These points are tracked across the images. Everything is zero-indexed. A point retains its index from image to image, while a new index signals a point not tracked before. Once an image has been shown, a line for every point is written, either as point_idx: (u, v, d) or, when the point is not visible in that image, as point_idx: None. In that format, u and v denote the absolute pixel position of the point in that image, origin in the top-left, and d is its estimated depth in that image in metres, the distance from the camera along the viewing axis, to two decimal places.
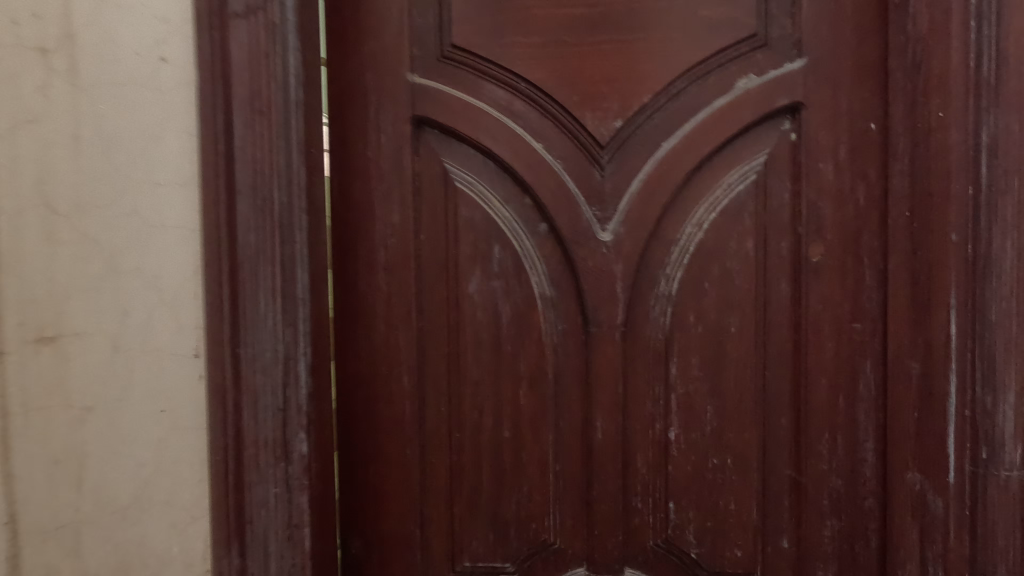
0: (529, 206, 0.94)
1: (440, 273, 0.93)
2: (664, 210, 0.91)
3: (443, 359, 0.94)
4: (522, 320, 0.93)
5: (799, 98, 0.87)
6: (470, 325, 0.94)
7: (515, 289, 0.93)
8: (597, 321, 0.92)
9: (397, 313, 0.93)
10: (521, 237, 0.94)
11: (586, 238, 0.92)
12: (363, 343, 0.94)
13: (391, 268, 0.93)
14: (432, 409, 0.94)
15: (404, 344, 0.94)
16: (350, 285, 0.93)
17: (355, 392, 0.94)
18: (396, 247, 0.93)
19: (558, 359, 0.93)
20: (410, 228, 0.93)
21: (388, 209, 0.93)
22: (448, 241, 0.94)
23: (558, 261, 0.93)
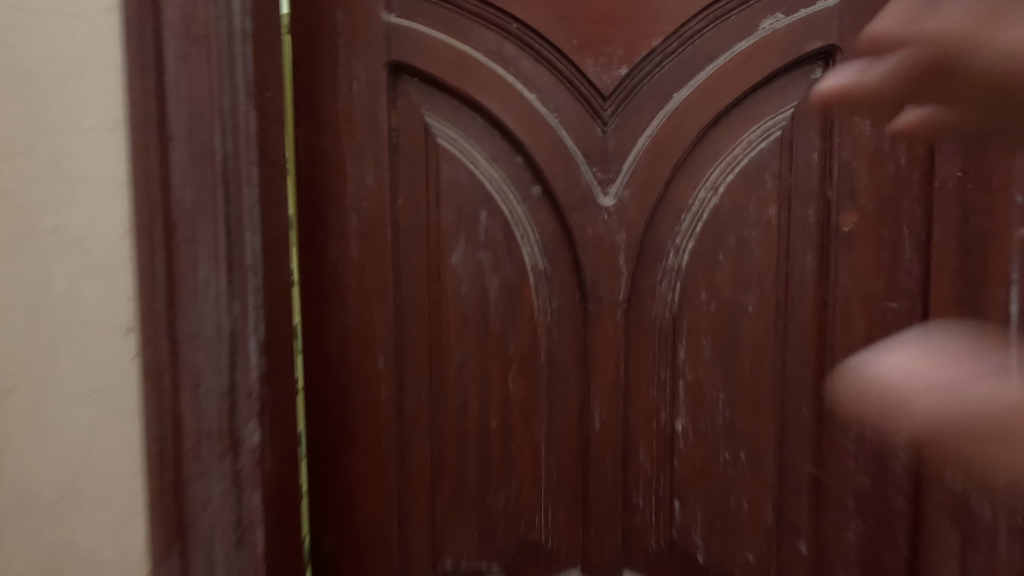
0: (521, 167, 0.83)
1: (420, 242, 0.83)
2: (675, 172, 0.80)
3: (423, 339, 0.84)
4: (511, 296, 0.82)
5: (833, 41, 0.76)
6: (453, 301, 0.83)
7: (503, 261, 0.82)
8: (595, 298, 0.81)
9: (371, 287, 0.83)
10: (512, 202, 0.83)
11: (585, 204, 0.81)
12: (334, 321, 0.84)
13: (364, 237, 0.83)
14: (411, 395, 0.85)
15: (379, 322, 0.84)
16: (319, 255, 0.83)
17: (325, 375, 0.84)
18: (370, 212, 0.82)
19: (551, 341, 0.83)
20: (385, 191, 0.82)
21: (361, 169, 0.82)
22: (429, 207, 0.83)
23: (553, 230, 0.82)
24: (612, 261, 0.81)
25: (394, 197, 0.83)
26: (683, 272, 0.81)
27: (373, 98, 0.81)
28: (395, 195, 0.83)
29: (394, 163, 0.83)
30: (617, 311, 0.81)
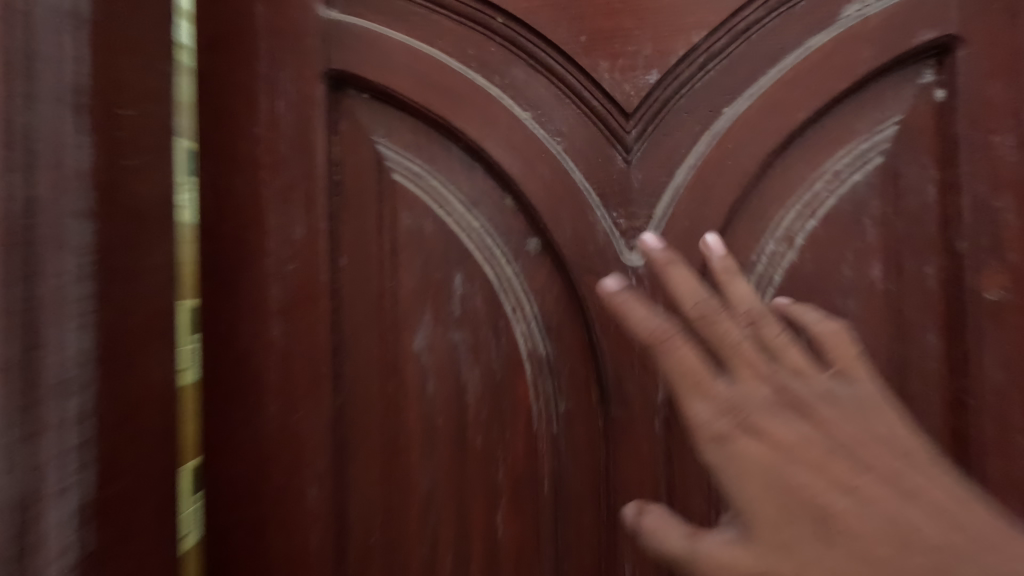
0: (510, 211, 0.59)
1: (371, 319, 0.59)
2: (729, 216, 0.57)
3: (375, 456, 0.59)
4: (500, 395, 0.58)
5: (952, 30, 0.53)
6: (417, 402, 0.59)
7: (488, 345, 0.58)
8: (620, 398, 0.56)
9: (300, 383, 0.59)
10: (499, 260, 0.59)
11: (603, 262, 0.57)
12: (246, 433, 0.59)
13: (291, 313, 0.59)
14: (358, 534, 0.60)
15: (312, 432, 0.59)
16: (229, 338, 0.59)
17: (235, 509, 0.59)
18: (299, 279, 0.59)
19: (556, 458, 0.58)
20: (321, 249, 0.59)
21: (287, 219, 0.59)
22: (382, 269, 0.59)
23: (558, 299, 0.58)
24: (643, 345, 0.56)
25: (335, 256, 0.60)
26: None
27: (305, 121, 0.59)
28: (336, 254, 0.60)
29: (335, 210, 0.60)
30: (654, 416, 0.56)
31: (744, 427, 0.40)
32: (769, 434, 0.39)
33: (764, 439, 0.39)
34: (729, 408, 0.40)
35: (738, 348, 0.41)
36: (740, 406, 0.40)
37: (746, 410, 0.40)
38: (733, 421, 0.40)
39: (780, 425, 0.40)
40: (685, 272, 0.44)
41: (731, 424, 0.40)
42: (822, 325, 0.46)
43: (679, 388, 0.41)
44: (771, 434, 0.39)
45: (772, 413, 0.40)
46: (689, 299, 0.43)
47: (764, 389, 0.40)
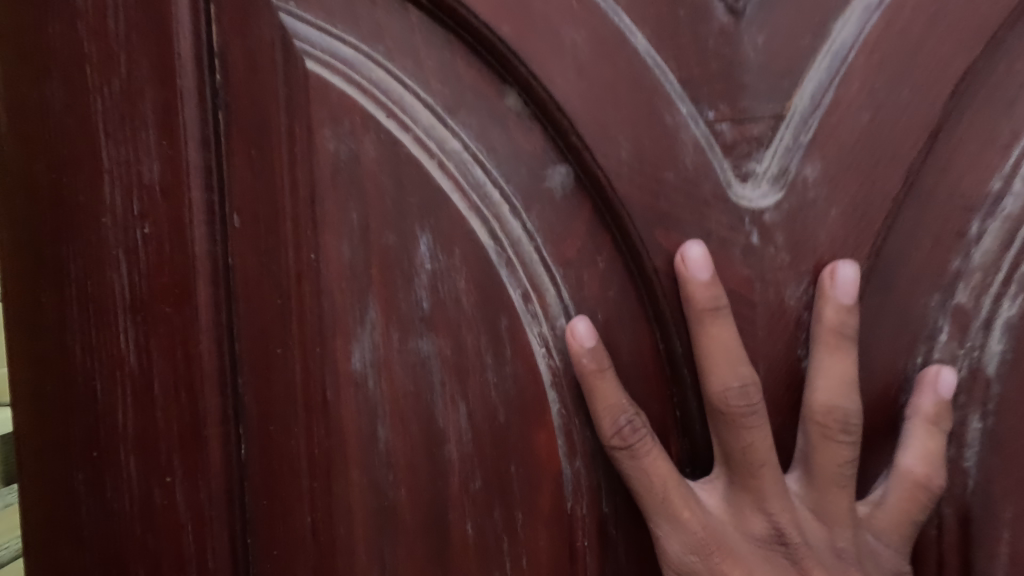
0: (515, 121, 0.33)
1: (278, 321, 0.34)
2: (947, 104, 0.29)
3: (297, 556, 0.34)
4: (506, 455, 0.32)
5: None
6: (361, 467, 0.33)
7: (481, 365, 0.32)
8: (731, 467, 0.29)
9: (169, 430, 0.35)
10: (497, 211, 0.33)
11: (693, 207, 0.30)
12: (87, 512, 0.36)
13: (149, 313, 0.34)
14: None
15: (192, 514, 0.35)
16: (53, 354, 0.35)
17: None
18: (155, 255, 0.34)
19: (609, 562, 0.33)
20: (190, 200, 0.34)
21: (131, 149, 0.34)
22: (294, 236, 0.33)
23: (606, 278, 0.32)
24: (773, 362, 0.29)
25: (217, 214, 0.34)
26: (966, 379, 0.30)
27: None
28: (221, 210, 0.34)
29: (217, 131, 0.34)
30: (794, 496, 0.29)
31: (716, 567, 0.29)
32: None
33: None
34: (701, 546, 0.29)
35: (749, 469, 0.29)
36: (718, 544, 0.29)
37: (722, 553, 0.29)
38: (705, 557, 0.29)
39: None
40: (731, 335, 0.29)
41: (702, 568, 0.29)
42: (928, 447, 0.29)
43: (646, 507, 0.30)
44: None
45: (756, 561, 0.29)
46: (716, 379, 0.29)
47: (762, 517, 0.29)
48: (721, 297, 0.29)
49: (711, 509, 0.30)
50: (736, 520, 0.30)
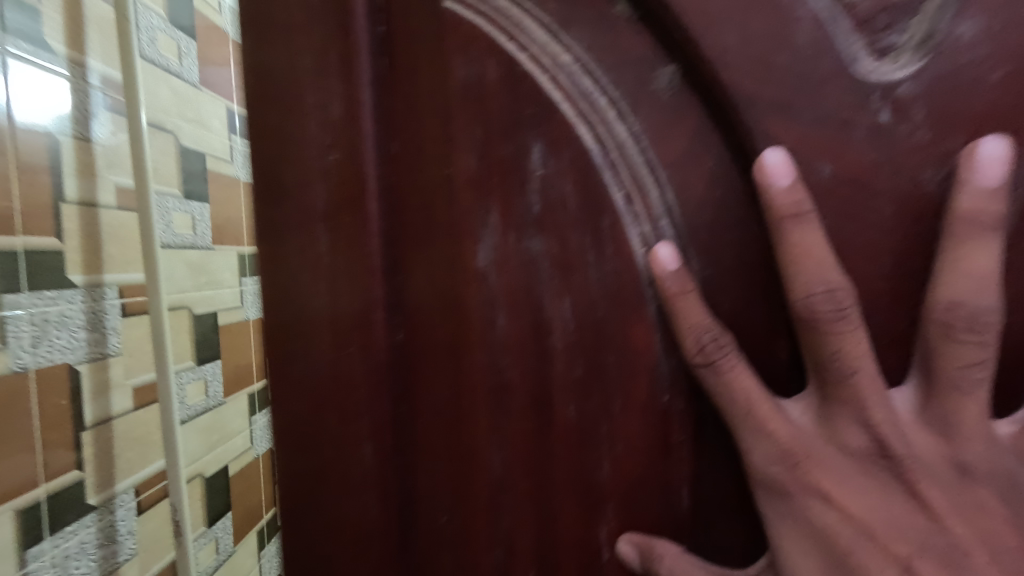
0: (625, 27, 0.34)
1: (422, 226, 0.40)
2: None
3: (434, 420, 0.41)
4: (601, 347, 0.36)
5: None
6: (483, 350, 0.39)
7: (584, 263, 0.35)
8: (826, 377, 0.28)
9: (347, 313, 0.42)
10: (603, 116, 0.34)
11: (810, 90, 0.28)
12: (302, 364, 0.42)
13: (338, 222, 0.41)
14: (425, 529, 0.42)
15: (364, 380, 0.42)
16: (278, 253, 0.42)
17: (302, 448, 0.43)
18: (340, 166, 0.41)
19: (700, 456, 0.35)
20: (363, 127, 0.40)
21: (324, 93, 0.41)
22: (437, 157, 0.39)
23: (712, 176, 0.33)
24: (887, 265, 0.28)
25: (383, 141, 0.40)
26: None
27: None
28: (381, 134, 0.40)
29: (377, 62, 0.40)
30: (906, 409, 0.28)
31: (801, 477, 0.29)
32: (841, 502, 0.29)
33: (835, 508, 0.28)
34: (787, 457, 0.29)
35: (842, 377, 0.28)
36: (804, 455, 0.29)
37: (811, 464, 0.29)
38: (791, 467, 0.29)
39: (856, 494, 0.29)
40: (818, 240, 0.27)
41: (786, 477, 0.29)
42: None
43: (729, 419, 0.30)
44: (843, 504, 0.29)
45: (852, 473, 0.29)
46: (796, 285, 0.28)
47: (864, 434, 0.28)
48: (805, 202, 0.27)
49: (799, 421, 0.30)
50: (835, 437, 0.29)
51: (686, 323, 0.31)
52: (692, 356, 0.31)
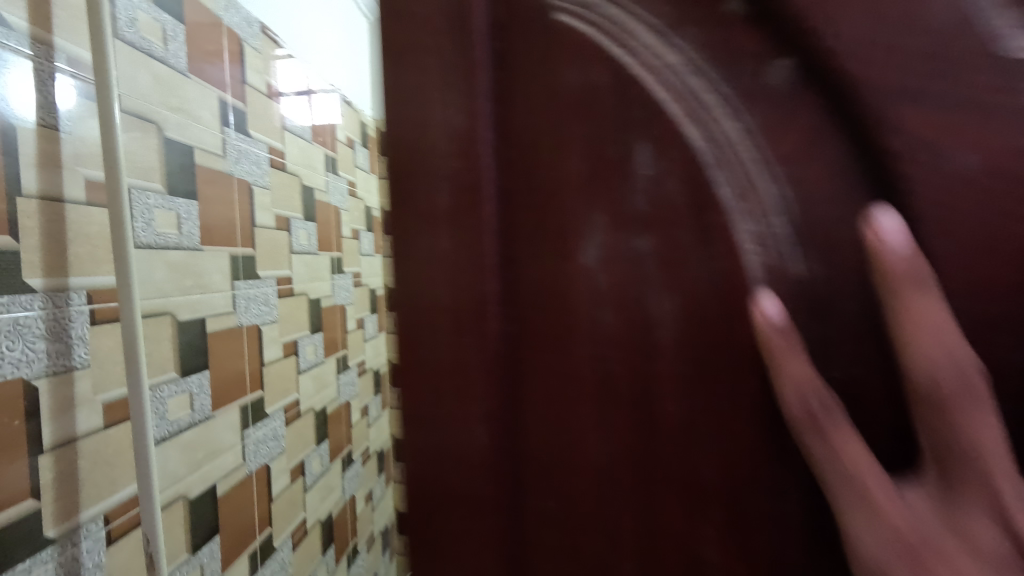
0: (738, 25, 0.34)
1: (531, 222, 0.41)
2: None
3: (540, 407, 0.42)
4: (701, 348, 0.37)
5: None
6: (589, 345, 0.40)
7: (693, 262, 0.36)
8: (943, 445, 0.32)
9: (460, 303, 0.42)
10: (712, 114, 0.35)
11: (953, 79, 0.30)
12: (421, 351, 0.42)
13: (457, 223, 0.42)
14: (535, 511, 0.43)
15: (478, 369, 0.42)
16: (405, 245, 0.42)
17: (420, 427, 0.43)
18: (447, 163, 0.41)
19: (804, 469, 0.36)
20: (482, 138, 0.41)
21: (444, 104, 0.41)
22: (548, 157, 0.40)
23: (832, 172, 0.33)
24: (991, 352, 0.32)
25: (498, 149, 0.41)
26: None
27: None
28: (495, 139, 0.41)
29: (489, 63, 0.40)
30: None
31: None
32: None
33: None
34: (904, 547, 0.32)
35: (961, 457, 0.31)
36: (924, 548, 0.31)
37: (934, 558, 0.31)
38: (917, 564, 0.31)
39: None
40: (934, 309, 0.31)
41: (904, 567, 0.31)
42: None
43: (831, 481, 0.33)
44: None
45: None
46: (915, 351, 0.31)
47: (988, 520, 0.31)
48: (920, 262, 0.31)
49: (915, 503, 0.32)
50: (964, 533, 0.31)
51: (793, 374, 0.34)
52: (793, 403, 0.34)
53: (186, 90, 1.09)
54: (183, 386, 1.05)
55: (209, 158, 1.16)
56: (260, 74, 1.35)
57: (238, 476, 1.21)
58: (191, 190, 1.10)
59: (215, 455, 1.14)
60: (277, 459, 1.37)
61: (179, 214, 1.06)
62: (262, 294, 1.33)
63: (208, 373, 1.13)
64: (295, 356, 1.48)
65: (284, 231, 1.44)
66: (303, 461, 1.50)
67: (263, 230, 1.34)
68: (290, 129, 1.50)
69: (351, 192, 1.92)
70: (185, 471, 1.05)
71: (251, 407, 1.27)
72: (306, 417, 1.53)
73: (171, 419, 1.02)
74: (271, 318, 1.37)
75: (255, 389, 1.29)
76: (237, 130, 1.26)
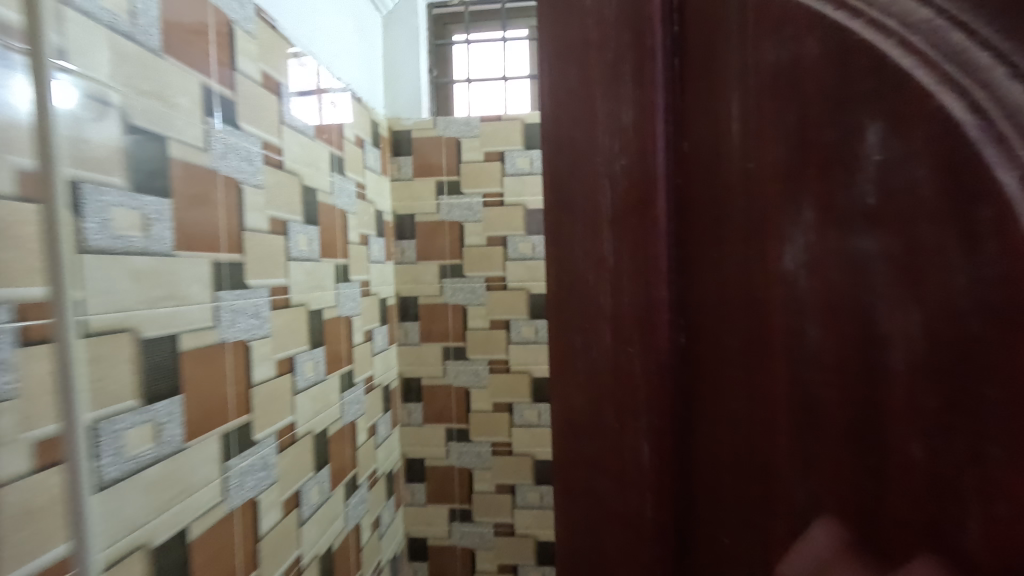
0: None
1: (715, 218, 0.38)
2: None
3: (723, 422, 0.39)
4: (947, 381, 0.29)
5: None
6: (790, 361, 0.35)
7: (948, 265, 0.28)
8: None
9: (630, 309, 0.41)
10: (984, 76, 0.28)
11: None
12: (587, 351, 0.43)
13: (624, 226, 0.41)
14: (705, 534, 0.40)
15: (645, 375, 0.41)
16: (564, 249, 0.43)
17: (586, 428, 0.43)
18: (619, 159, 0.41)
19: None
20: (654, 132, 0.40)
21: (615, 101, 0.41)
22: (735, 143, 0.37)
23: None
24: None
25: (676, 144, 0.40)
26: None
27: None
28: (675, 133, 0.40)
29: (671, 54, 0.39)
30: None
31: None
32: None
33: None
34: None
35: None
36: None
37: None
38: None
39: None
40: None
41: None
42: None
43: None
44: None
45: None
46: None
47: None
48: None
49: None
50: None
51: None
52: None
53: (161, 72, 0.96)
54: (147, 415, 0.90)
55: (189, 153, 1.02)
56: (254, 62, 1.23)
57: (217, 514, 1.06)
58: (163, 188, 0.95)
59: (188, 492, 0.99)
60: (267, 491, 1.23)
61: (147, 214, 0.91)
62: (251, 305, 1.19)
63: (180, 399, 0.97)
64: (291, 374, 1.34)
65: (279, 235, 1.31)
66: (298, 491, 1.36)
67: (253, 233, 1.21)
68: (289, 123, 1.38)
69: (360, 194, 1.81)
70: (148, 516, 0.90)
71: (235, 434, 1.13)
72: (302, 442, 1.39)
73: (127, 456, 0.86)
74: (261, 332, 1.23)
75: (240, 415, 1.14)
76: (223, 122, 1.12)
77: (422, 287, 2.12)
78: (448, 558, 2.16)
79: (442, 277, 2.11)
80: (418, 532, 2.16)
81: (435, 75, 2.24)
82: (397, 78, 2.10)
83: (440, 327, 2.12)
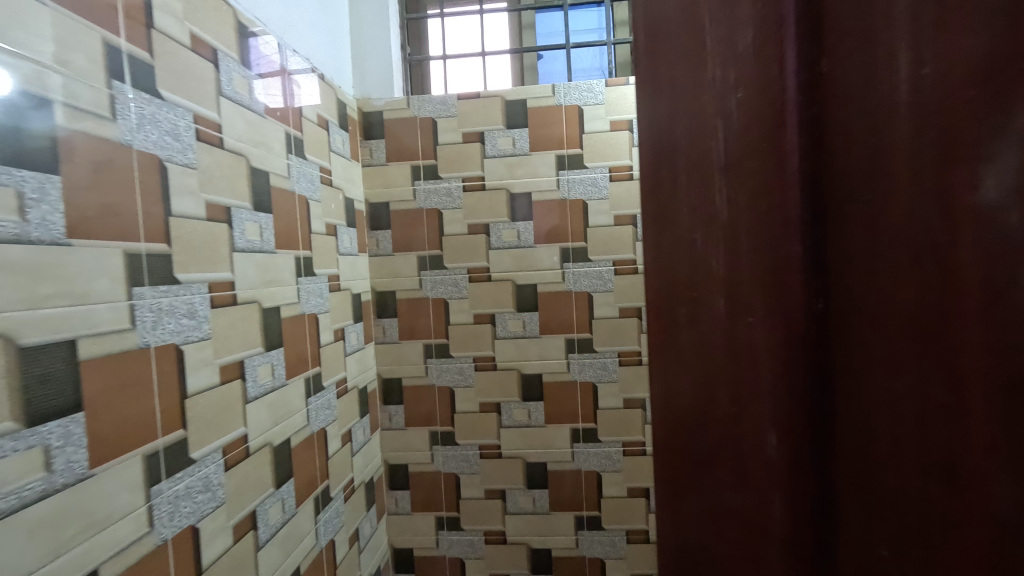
0: None
1: (887, 145, 0.27)
2: None
3: (887, 428, 0.28)
4: None
5: None
6: (1004, 334, 0.23)
7: None
8: None
9: (750, 270, 0.31)
10: None
11: None
12: (691, 327, 0.34)
13: (740, 172, 0.31)
14: (859, 571, 0.30)
15: (768, 364, 0.31)
16: (658, 211, 0.35)
17: (693, 426, 0.35)
18: (735, 79, 0.31)
19: None
20: (783, 47, 0.29)
21: (724, 16, 0.31)
22: (902, 45, 0.26)
23: None
24: None
25: (817, 48, 0.29)
26: None
27: None
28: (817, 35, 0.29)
29: None
30: None
31: None
32: None
33: None
34: None
35: None
36: None
37: None
38: None
39: None
40: None
41: None
42: None
43: None
44: None
45: None
46: None
47: None
48: None
49: None
50: None
51: None
52: None
53: (39, 21, 0.76)
54: (30, 440, 0.72)
55: (88, 121, 0.83)
56: (178, 21, 1.05)
57: (140, 550, 0.90)
58: (47, 160, 0.76)
59: (96, 529, 0.82)
60: (210, 517, 1.07)
61: (24, 194, 0.72)
62: (183, 303, 1.02)
63: (80, 419, 0.80)
64: (240, 381, 1.18)
65: (219, 222, 1.14)
66: (254, 511, 1.20)
67: (182, 219, 1.03)
68: (227, 96, 1.20)
69: (324, 179, 1.66)
70: (37, 565, 0.73)
71: (165, 454, 0.96)
72: (257, 457, 1.23)
73: (1, 491, 0.68)
74: (197, 335, 1.05)
75: (175, 431, 0.98)
76: (136, 88, 0.93)
77: (401, 281, 2.01)
78: (437, 567, 2.07)
79: (422, 269, 2.00)
80: (402, 542, 2.07)
81: (409, 52, 2.11)
82: (366, 56, 1.97)
83: (423, 323, 2.02)
